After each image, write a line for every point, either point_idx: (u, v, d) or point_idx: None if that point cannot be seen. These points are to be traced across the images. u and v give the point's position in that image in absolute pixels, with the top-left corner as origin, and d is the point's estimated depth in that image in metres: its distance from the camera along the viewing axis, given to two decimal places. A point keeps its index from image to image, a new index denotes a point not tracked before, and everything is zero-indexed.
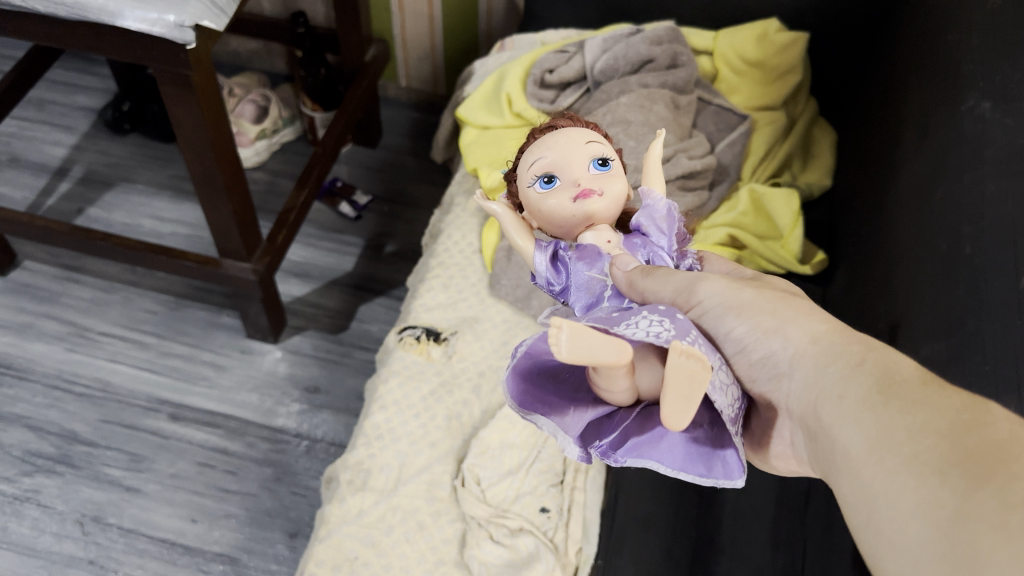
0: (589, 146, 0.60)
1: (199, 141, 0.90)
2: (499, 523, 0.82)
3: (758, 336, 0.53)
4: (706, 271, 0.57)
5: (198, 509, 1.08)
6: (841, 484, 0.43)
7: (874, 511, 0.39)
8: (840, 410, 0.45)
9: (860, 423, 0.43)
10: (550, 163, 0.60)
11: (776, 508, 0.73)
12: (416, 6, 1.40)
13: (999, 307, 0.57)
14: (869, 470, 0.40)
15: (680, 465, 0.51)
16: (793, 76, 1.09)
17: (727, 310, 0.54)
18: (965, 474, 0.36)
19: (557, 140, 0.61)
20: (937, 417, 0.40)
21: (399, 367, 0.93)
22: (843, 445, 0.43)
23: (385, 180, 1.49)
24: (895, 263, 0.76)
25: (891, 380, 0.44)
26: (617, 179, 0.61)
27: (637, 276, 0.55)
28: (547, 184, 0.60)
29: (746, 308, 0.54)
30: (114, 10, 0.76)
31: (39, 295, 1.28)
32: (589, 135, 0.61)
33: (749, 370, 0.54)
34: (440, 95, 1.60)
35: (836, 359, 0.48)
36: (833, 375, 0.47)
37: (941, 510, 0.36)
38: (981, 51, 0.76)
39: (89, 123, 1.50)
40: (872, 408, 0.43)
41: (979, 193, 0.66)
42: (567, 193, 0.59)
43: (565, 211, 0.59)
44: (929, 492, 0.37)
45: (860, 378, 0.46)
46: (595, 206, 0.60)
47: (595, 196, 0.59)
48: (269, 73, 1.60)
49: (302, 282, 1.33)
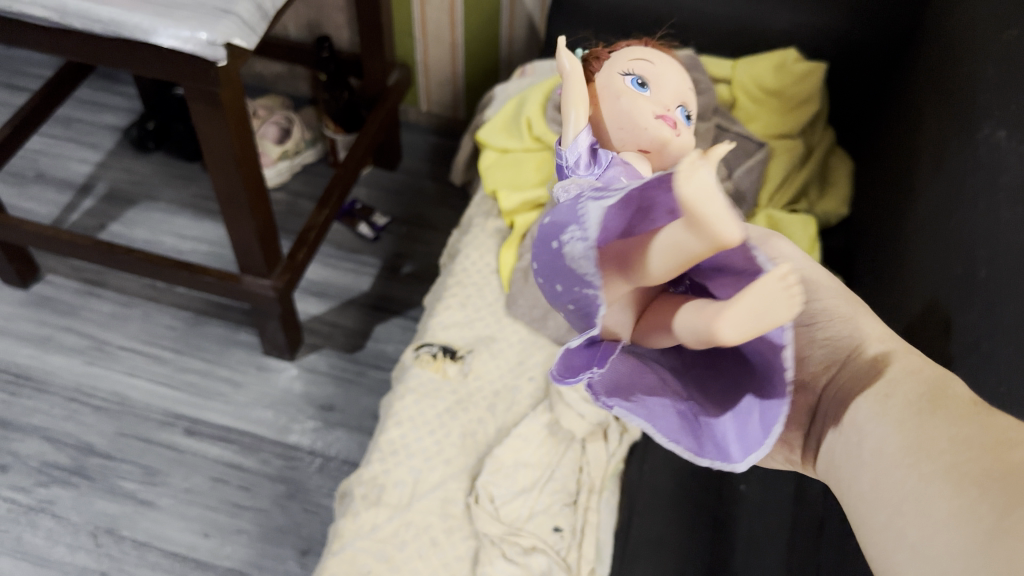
0: (689, 91, 0.60)
1: (225, 158, 0.92)
2: (512, 541, 0.82)
3: (830, 315, 0.55)
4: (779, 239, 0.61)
5: (210, 524, 1.08)
6: (866, 485, 0.44)
7: (901, 514, 0.40)
8: (884, 412, 0.46)
9: (902, 426, 0.44)
10: (655, 73, 0.59)
11: (790, 533, 0.70)
12: (438, 32, 1.43)
13: (1012, 329, 0.58)
14: (902, 473, 0.41)
15: (674, 436, 0.46)
16: (810, 105, 1.10)
17: (803, 278, 0.58)
18: (1006, 491, 0.36)
19: (668, 62, 0.60)
20: (984, 431, 0.40)
21: (415, 385, 0.94)
22: (877, 447, 0.44)
23: (404, 202, 1.50)
24: (911, 286, 0.76)
25: (942, 393, 0.45)
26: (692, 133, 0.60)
27: None
28: (640, 87, 0.58)
29: (826, 284, 0.57)
30: (148, 28, 0.78)
31: (60, 308, 1.30)
32: (687, 81, 0.61)
33: (806, 346, 0.56)
34: (460, 120, 1.62)
35: (897, 364, 0.49)
36: (886, 379, 0.48)
37: (977, 523, 0.36)
38: (996, 81, 0.77)
39: (114, 142, 1.53)
40: (919, 415, 0.44)
41: (995, 218, 0.67)
42: (651, 107, 0.57)
43: (642, 121, 0.57)
44: (965, 504, 0.37)
45: (910, 384, 0.47)
46: (668, 137, 0.58)
47: (674, 129, 0.58)
48: (293, 96, 1.63)
49: (319, 301, 1.34)
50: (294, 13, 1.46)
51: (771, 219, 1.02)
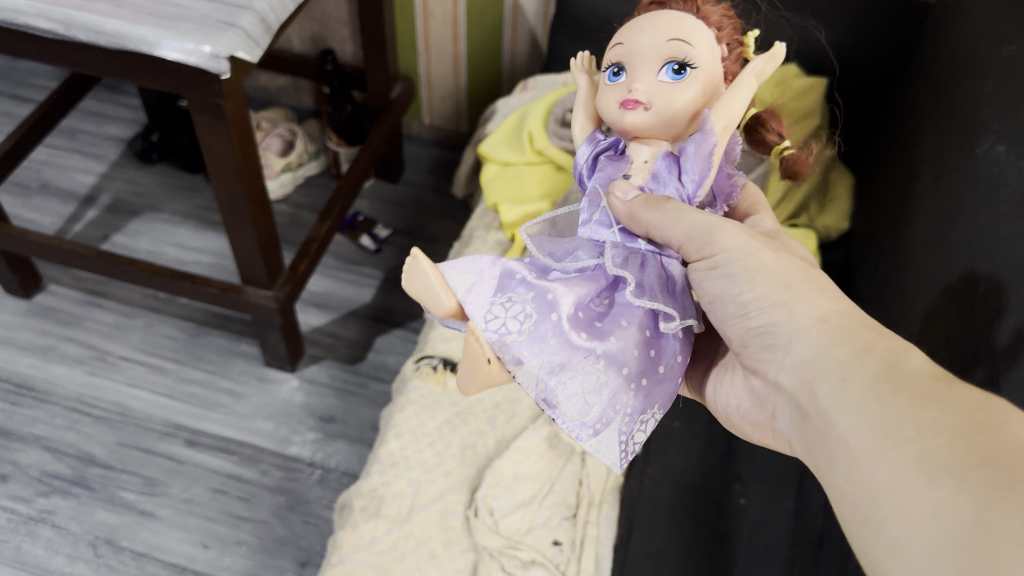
0: (675, 43, 0.57)
1: (228, 170, 0.93)
2: (512, 554, 0.82)
3: (760, 305, 0.53)
4: (728, 220, 0.56)
5: (210, 535, 1.08)
6: (838, 475, 0.44)
7: (879, 508, 0.41)
8: (841, 395, 0.46)
9: (863, 411, 0.44)
10: (625, 54, 0.59)
11: (791, 548, 0.69)
12: (441, 46, 1.44)
13: (1010, 341, 0.58)
14: (873, 465, 0.42)
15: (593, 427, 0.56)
16: (812, 120, 1.09)
17: (737, 269, 0.54)
18: (984, 482, 0.37)
19: (645, 25, 0.59)
20: (950, 415, 0.41)
21: (415, 397, 0.94)
22: (842, 434, 0.45)
23: (406, 214, 1.51)
24: (910, 300, 0.77)
25: (897, 370, 0.45)
26: (679, 94, 0.57)
27: (640, 210, 0.56)
28: (611, 79, 0.60)
29: (758, 270, 0.54)
30: (153, 40, 0.79)
31: (62, 318, 1.30)
32: (677, 34, 0.57)
33: (744, 335, 0.55)
34: (463, 133, 1.63)
35: (843, 342, 0.49)
36: (835, 357, 0.48)
37: (957, 517, 0.37)
38: (995, 95, 0.77)
39: (118, 153, 1.54)
40: (880, 398, 0.44)
41: (995, 233, 0.67)
42: (618, 94, 0.59)
43: (610, 113, 0.59)
44: (943, 497, 0.38)
45: (864, 363, 0.47)
46: (637, 120, 0.58)
47: (639, 108, 0.58)
48: (296, 108, 1.64)
49: (320, 312, 1.35)
50: (298, 25, 1.47)
51: None
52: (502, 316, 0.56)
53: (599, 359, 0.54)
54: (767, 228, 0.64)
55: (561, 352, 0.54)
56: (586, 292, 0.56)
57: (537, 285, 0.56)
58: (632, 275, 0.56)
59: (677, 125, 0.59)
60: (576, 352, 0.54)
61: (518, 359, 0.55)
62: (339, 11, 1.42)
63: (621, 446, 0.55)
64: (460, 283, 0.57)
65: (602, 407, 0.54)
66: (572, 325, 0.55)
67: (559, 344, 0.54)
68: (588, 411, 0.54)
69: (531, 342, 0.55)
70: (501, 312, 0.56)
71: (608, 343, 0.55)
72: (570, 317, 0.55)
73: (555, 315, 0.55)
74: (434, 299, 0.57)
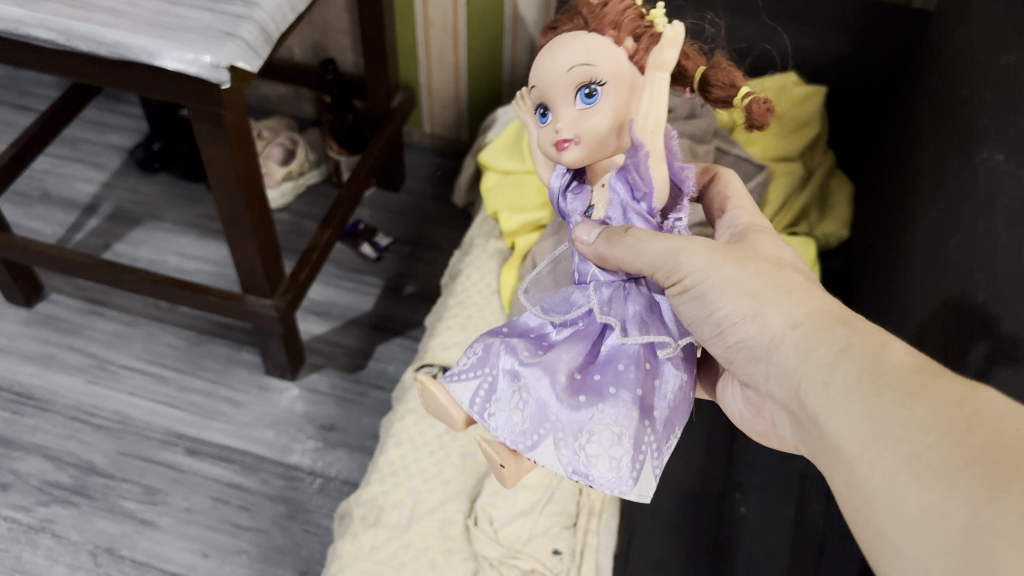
0: (574, 71, 0.54)
1: (229, 179, 0.93)
2: (511, 564, 0.82)
3: (733, 319, 0.53)
4: (689, 239, 0.54)
5: (211, 544, 1.08)
6: (837, 479, 0.44)
7: (877, 512, 0.41)
8: (827, 398, 0.46)
9: (850, 413, 0.44)
10: (540, 96, 0.57)
11: (790, 557, 0.72)
12: (441, 55, 1.45)
13: (1010, 350, 0.58)
14: (865, 468, 0.42)
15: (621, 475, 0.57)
16: (810, 129, 1.09)
17: (707, 288, 0.53)
18: (974, 482, 0.37)
19: (543, 62, 0.56)
20: (936, 412, 0.41)
21: (415, 405, 0.93)
22: (832, 438, 0.45)
23: (407, 223, 1.51)
24: (910, 307, 0.77)
25: (879, 368, 0.44)
26: (598, 118, 0.54)
27: (603, 248, 0.55)
28: (542, 119, 0.58)
29: (725, 287, 0.53)
30: (153, 50, 0.80)
31: (63, 326, 1.30)
32: (572, 59, 0.54)
33: (728, 351, 0.55)
34: (464, 142, 1.63)
35: (821, 344, 0.48)
36: (816, 361, 0.48)
37: (951, 520, 0.37)
38: (994, 102, 0.77)
39: (120, 162, 1.54)
40: (865, 399, 0.43)
41: (993, 241, 0.67)
42: (548, 137, 0.57)
43: (550, 155, 0.58)
44: (936, 500, 0.38)
45: (845, 363, 0.46)
46: (574, 156, 0.56)
47: (570, 146, 0.56)
48: (297, 117, 1.65)
49: (321, 320, 1.35)
50: (299, 35, 1.48)
51: None
52: (506, 409, 0.59)
53: (605, 413, 0.56)
54: (740, 224, 0.62)
55: (567, 422, 0.57)
56: (575, 353, 0.58)
57: (523, 367, 0.59)
58: (615, 318, 0.57)
59: (613, 143, 0.56)
60: (581, 413, 0.56)
61: (534, 445, 0.58)
62: (340, 20, 1.42)
63: (656, 476, 0.56)
64: (462, 395, 0.62)
65: (630, 455, 0.55)
66: (567, 392, 0.57)
67: (563, 413, 0.57)
68: (620, 464, 0.55)
69: (538, 425, 0.58)
70: (504, 406, 0.60)
71: (610, 391, 0.56)
72: (561, 386, 0.57)
73: (546, 393, 0.57)
74: (445, 416, 0.64)
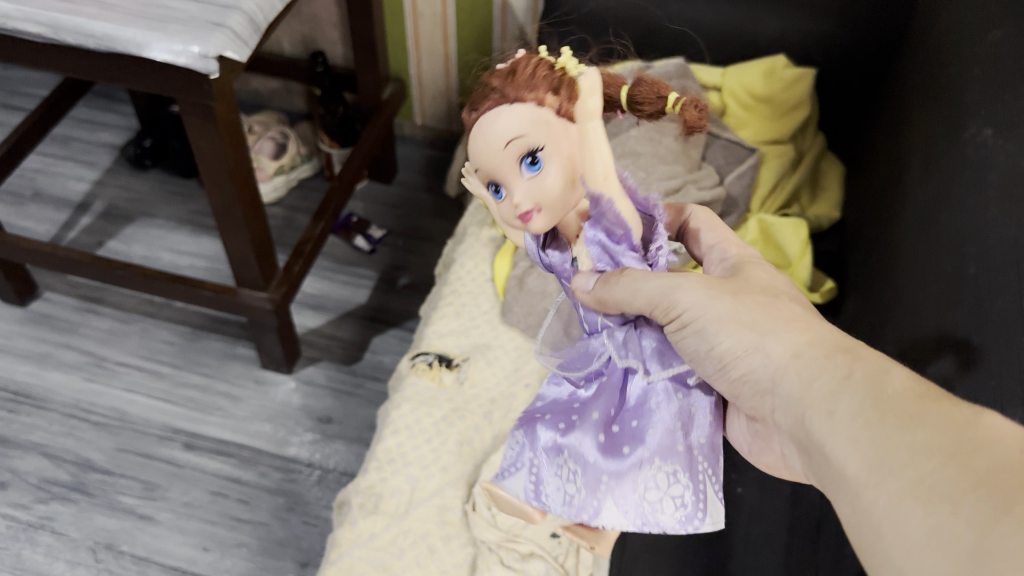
0: (510, 146, 0.54)
1: (221, 171, 0.93)
2: (510, 547, 0.83)
3: (734, 353, 0.50)
4: (685, 275, 0.53)
5: (210, 538, 1.08)
6: (841, 508, 0.41)
7: (881, 540, 0.38)
8: (831, 427, 0.43)
9: (855, 440, 0.41)
10: (487, 177, 0.57)
11: (788, 534, 0.72)
12: (432, 46, 1.45)
13: (1003, 323, 0.58)
14: (870, 494, 0.39)
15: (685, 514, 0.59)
16: (800, 111, 1.11)
17: (705, 324, 0.52)
18: (980, 505, 0.34)
19: (479, 143, 0.56)
20: (939, 435, 0.38)
21: (411, 393, 0.94)
22: (837, 465, 0.42)
23: (400, 215, 1.51)
24: (902, 287, 0.77)
25: (882, 395, 0.42)
26: (549, 179, 0.55)
27: (603, 292, 0.55)
28: (496, 197, 0.58)
29: (724, 321, 0.51)
30: (141, 42, 0.79)
31: (58, 325, 1.30)
32: (506, 134, 0.54)
33: (733, 386, 0.52)
34: (454, 133, 1.63)
35: (822, 372, 0.46)
36: (819, 390, 0.45)
37: (956, 543, 0.34)
38: (982, 82, 0.77)
39: (111, 160, 1.54)
40: (870, 426, 0.41)
41: (983, 216, 0.67)
42: (507, 212, 0.57)
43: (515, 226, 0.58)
44: (939, 523, 0.35)
45: (848, 391, 0.44)
46: (540, 222, 0.56)
47: (533, 215, 0.56)
48: (288, 111, 1.65)
49: (316, 314, 1.35)
50: (287, 28, 1.47)
51: (762, 224, 1.03)
52: (562, 484, 0.62)
53: (652, 460, 0.57)
54: (731, 258, 0.60)
55: (619, 477, 0.58)
56: (602, 408, 0.59)
57: (566, 438, 0.61)
58: (636, 361, 0.57)
59: (569, 198, 0.56)
60: (628, 467, 0.58)
61: (596, 512, 0.59)
62: (328, 12, 1.42)
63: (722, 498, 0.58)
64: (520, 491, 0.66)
65: (690, 490, 0.57)
66: (609, 449, 0.59)
67: (612, 475, 0.58)
68: (683, 501, 0.57)
69: (594, 491, 0.59)
70: (555, 487, 0.63)
71: (650, 439, 0.57)
72: (602, 445, 0.59)
73: (591, 457, 0.59)
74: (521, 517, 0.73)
